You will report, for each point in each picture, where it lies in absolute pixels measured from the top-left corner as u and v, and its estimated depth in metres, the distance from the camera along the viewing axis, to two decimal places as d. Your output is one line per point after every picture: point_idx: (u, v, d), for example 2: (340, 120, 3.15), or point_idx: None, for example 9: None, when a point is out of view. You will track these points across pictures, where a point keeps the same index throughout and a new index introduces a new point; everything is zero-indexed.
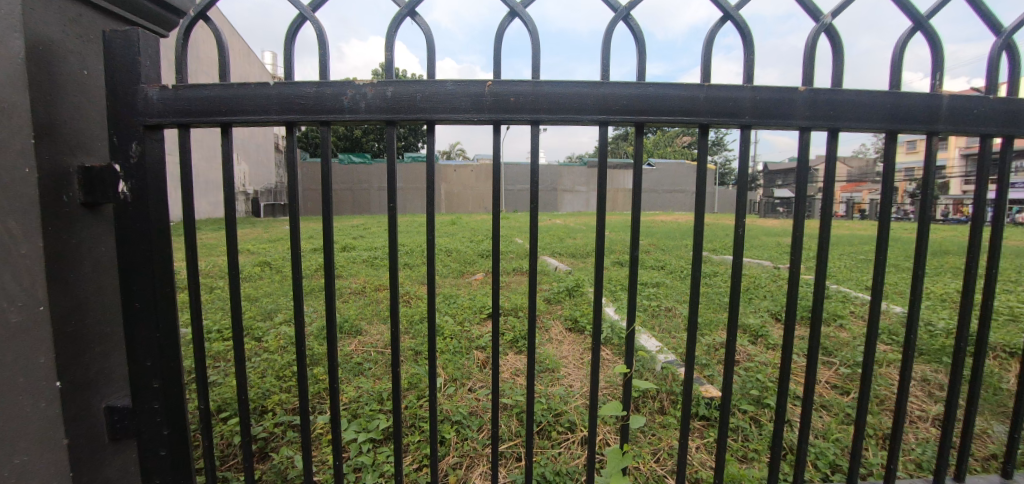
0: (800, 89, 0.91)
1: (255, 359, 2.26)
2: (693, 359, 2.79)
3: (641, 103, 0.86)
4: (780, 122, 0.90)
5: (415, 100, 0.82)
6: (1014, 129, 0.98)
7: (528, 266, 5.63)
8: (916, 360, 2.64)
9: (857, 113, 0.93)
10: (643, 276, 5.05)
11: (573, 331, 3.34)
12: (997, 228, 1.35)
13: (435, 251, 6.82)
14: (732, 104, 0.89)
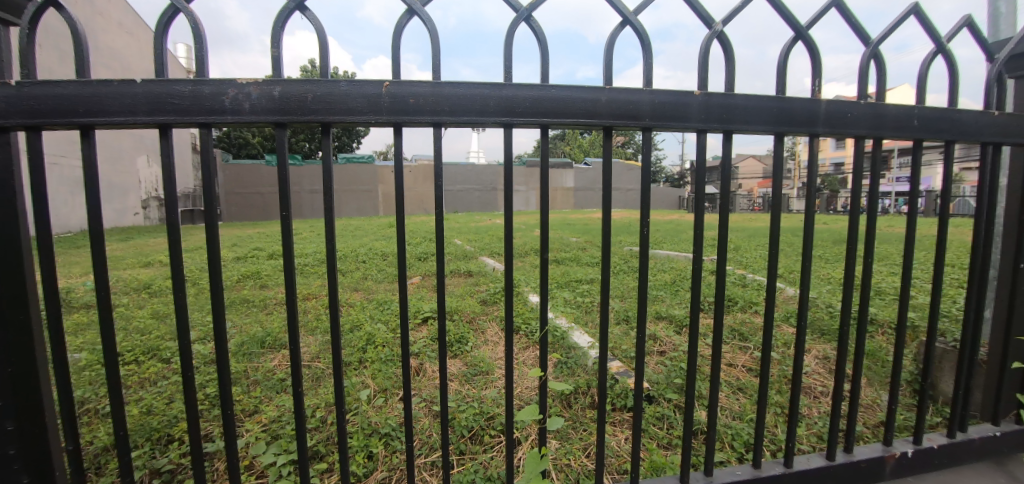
0: (695, 92, 0.92)
1: (161, 382, 1.97)
2: (624, 353, 2.85)
3: (543, 106, 0.83)
4: (679, 125, 0.90)
5: (306, 101, 0.73)
6: (883, 131, 1.05)
7: (466, 268, 5.55)
8: (817, 340, 2.88)
9: (748, 116, 0.96)
10: (578, 273, 5.15)
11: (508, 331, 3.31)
12: (870, 217, 1.47)
13: (370, 255, 6.55)
14: (633, 106, 0.88)
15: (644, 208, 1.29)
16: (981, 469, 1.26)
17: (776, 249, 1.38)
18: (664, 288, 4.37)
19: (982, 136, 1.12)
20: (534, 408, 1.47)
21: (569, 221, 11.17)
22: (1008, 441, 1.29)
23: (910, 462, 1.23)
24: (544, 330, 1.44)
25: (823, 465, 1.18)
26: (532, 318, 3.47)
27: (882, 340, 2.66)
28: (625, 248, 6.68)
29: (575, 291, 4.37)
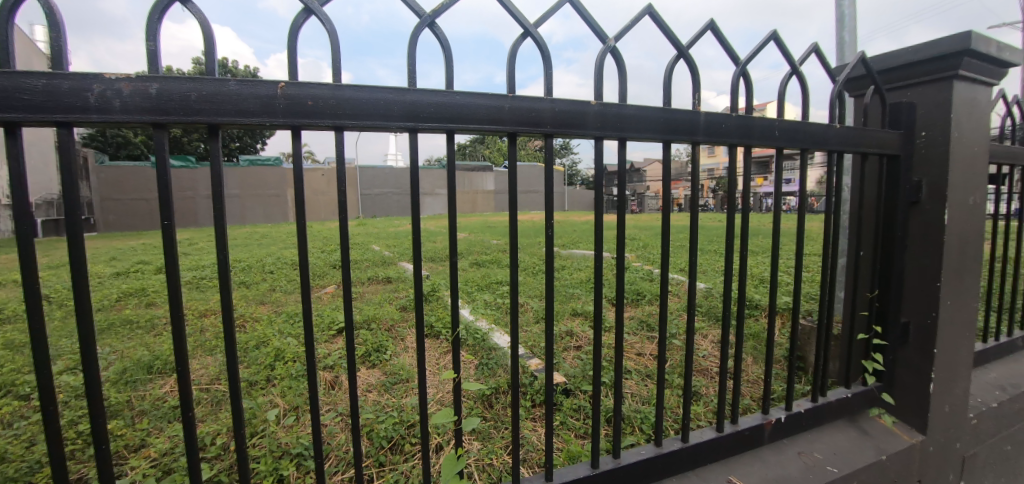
0: (592, 103, 0.98)
1: (16, 424, 1.68)
2: (542, 351, 2.96)
3: (448, 111, 0.83)
4: (578, 132, 0.96)
5: (188, 99, 0.67)
6: (749, 140, 1.21)
7: (385, 274, 5.39)
8: (711, 326, 3.22)
9: (638, 126, 1.04)
10: (498, 275, 5.22)
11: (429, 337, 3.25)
12: (743, 213, 1.69)
13: (279, 265, 6.11)
14: (535, 114, 0.91)
15: (549, 210, 1.34)
16: (839, 425, 1.51)
17: (669, 244, 1.50)
18: (580, 286, 4.59)
19: (828, 145, 1.35)
20: (450, 410, 1.48)
21: (491, 224, 11.30)
22: (857, 400, 1.56)
23: (783, 426, 1.43)
24: (458, 332, 1.45)
25: (714, 437, 1.33)
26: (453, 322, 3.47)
27: (761, 321, 3.04)
28: (543, 249, 6.92)
29: (495, 293, 4.43)
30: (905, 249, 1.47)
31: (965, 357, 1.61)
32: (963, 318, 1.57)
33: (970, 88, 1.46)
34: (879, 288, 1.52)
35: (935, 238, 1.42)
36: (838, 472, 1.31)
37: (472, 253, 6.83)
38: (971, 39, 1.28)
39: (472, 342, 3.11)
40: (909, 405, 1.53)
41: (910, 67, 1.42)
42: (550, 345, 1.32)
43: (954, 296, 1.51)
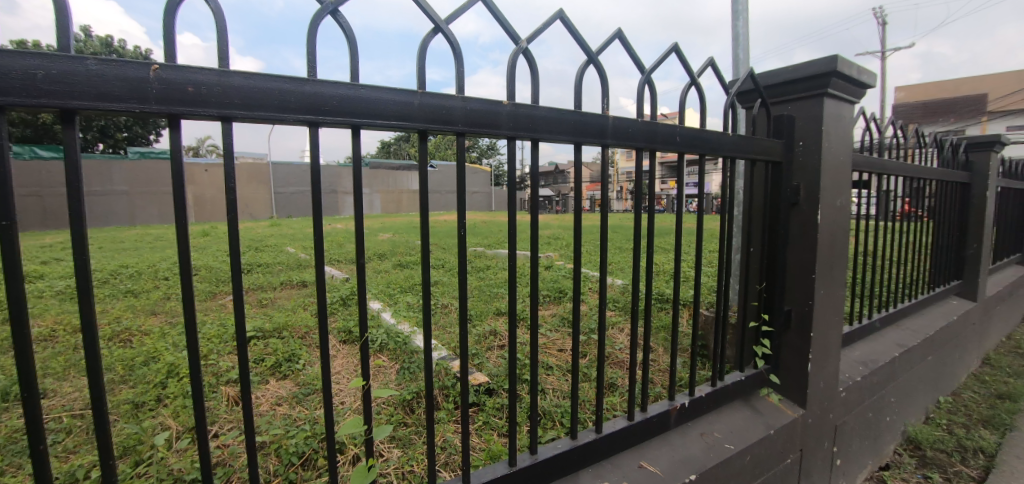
0: (504, 102, 0.89)
1: None
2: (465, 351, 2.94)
3: (354, 105, 0.71)
4: (491, 132, 0.87)
5: (32, 78, 0.52)
6: (653, 145, 1.28)
7: (299, 278, 5.04)
8: (626, 320, 3.40)
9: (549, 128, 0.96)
10: (422, 276, 5.09)
11: (347, 342, 3.07)
12: (648, 212, 1.79)
13: (175, 270, 5.47)
14: (446, 111, 0.81)
15: (461, 209, 1.27)
16: (735, 406, 1.66)
17: (583, 242, 1.52)
18: (505, 285, 4.62)
19: (722, 151, 1.47)
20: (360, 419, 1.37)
21: (417, 224, 11.07)
22: (749, 382, 1.73)
23: (687, 410, 1.54)
24: (365, 337, 1.36)
25: (626, 426, 1.38)
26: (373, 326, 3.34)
27: (672, 313, 3.24)
28: (469, 249, 6.91)
29: (419, 295, 4.30)
30: (784, 245, 1.69)
31: (836, 338, 1.84)
32: (835, 305, 1.79)
33: (837, 105, 1.68)
34: (766, 281, 1.74)
35: (809, 236, 1.64)
36: (735, 449, 1.44)
37: (395, 255, 6.63)
38: (834, 64, 1.51)
39: (390, 346, 2.99)
40: (793, 383, 1.72)
41: (790, 83, 1.66)
42: (464, 343, 1.25)
43: (827, 286, 1.73)
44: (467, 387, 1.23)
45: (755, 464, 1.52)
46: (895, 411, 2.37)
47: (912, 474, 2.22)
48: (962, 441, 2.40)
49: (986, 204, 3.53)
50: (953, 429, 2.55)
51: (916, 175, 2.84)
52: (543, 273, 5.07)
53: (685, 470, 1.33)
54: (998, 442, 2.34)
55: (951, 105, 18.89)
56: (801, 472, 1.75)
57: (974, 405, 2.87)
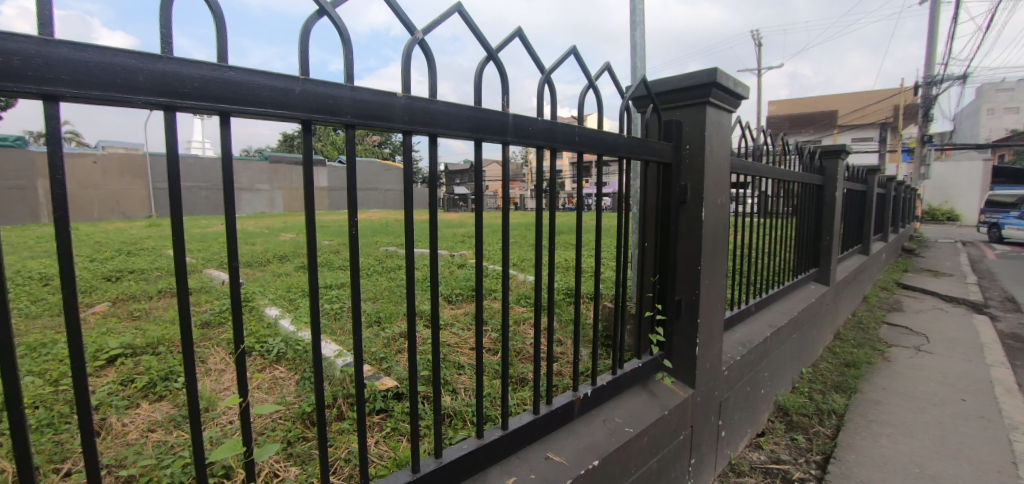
0: (398, 94, 0.77)
1: None
2: (371, 356, 2.78)
3: (228, 89, 0.57)
4: (386, 128, 0.75)
5: None
6: (553, 144, 1.30)
7: (181, 284, 4.45)
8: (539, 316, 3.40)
9: (450, 123, 0.84)
10: (328, 278, 4.77)
11: (238, 355, 2.73)
12: (549, 209, 1.84)
13: (12, 279, 4.52)
14: (333, 101, 0.68)
15: (351, 206, 1.16)
16: (634, 391, 1.76)
17: (494, 239, 1.48)
18: (417, 285, 4.48)
19: (618, 151, 1.53)
20: (238, 441, 1.16)
21: (326, 224, 10.46)
22: (645, 368, 1.83)
23: (589, 399, 1.58)
24: (238, 346, 1.15)
25: (531, 420, 1.38)
26: (267, 335, 2.99)
27: (585, 307, 3.29)
28: (381, 249, 6.67)
29: (324, 297, 4.00)
30: (675, 240, 1.83)
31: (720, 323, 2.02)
32: (717, 294, 1.98)
33: (718, 113, 1.84)
34: (659, 273, 1.87)
35: (695, 231, 1.80)
36: (634, 431, 1.52)
37: (296, 256, 6.15)
38: (714, 77, 1.67)
39: (287, 356, 2.67)
40: (683, 366, 1.86)
41: (678, 91, 1.80)
42: (356, 344, 1.15)
43: (710, 276, 1.90)
44: (361, 392, 1.13)
45: (652, 445, 1.61)
46: (768, 384, 2.68)
47: (781, 437, 2.53)
48: (819, 405, 2.79)
49: (835, 203, 4.14)
50: (813, 395, 2.96)
51: (784, 177, 3.23)
52: (457, 272, 5.05)
53: (589, 456, 1.37)
54: (846, 404, 2.79)
55: (810, 119, 22.03)
56: (692, 447, 1.90)
57: (828, 373, 3.37)
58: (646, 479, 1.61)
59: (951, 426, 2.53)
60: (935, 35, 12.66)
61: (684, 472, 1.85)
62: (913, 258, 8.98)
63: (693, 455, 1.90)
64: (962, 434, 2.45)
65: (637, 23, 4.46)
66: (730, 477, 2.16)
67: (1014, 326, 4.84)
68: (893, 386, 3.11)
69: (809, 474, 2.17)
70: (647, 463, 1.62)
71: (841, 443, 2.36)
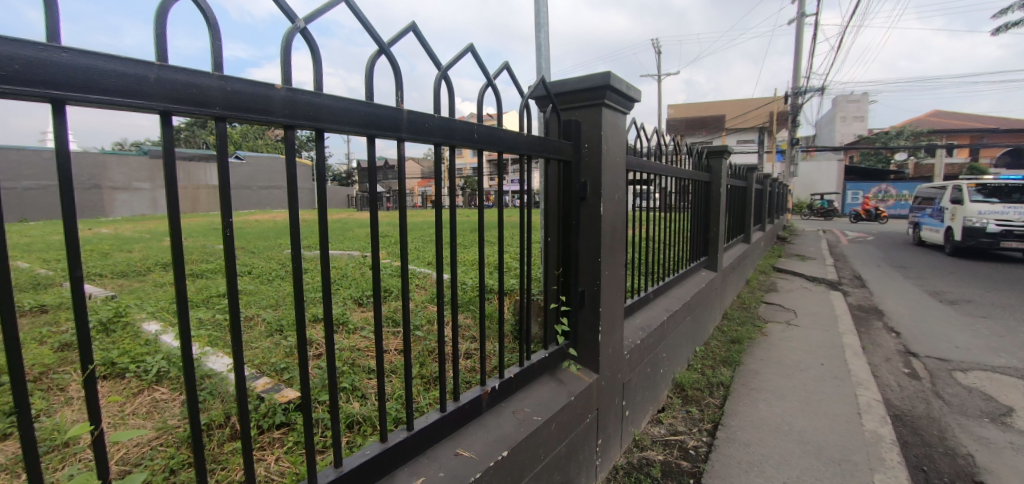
0: (277, 85, 0.70)
1: None
2: (270, 367, 2.56)
3: (59, 71, 0.49)
4: (264, 121, 0.68)
5: None
6: (452, 141, 1.29)
7: (30, 300, 3.74)
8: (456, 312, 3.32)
9: (339, 117, 0.79)
10: (221, 286, 4.31)
11: (105, 379, 2.30)
12: (452, 207, 1.82)
13: None
14: (200, 92, 0.60)
15: (225, 206, 1.04)
16: (542, 380, 1.82)
17: (403, 238, 1.42)
18: (326, 290, 4.22)
19: (519, 149, 1.57)
20: (90, 472, 0.94)
21: (222, 225, 9.50)
22: (552, 358, 1.90)
23: (496, 393, 1.60)
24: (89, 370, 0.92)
25: (438, 418, 1.37)
26: (145, 354, 2.51)
27: (498, 303, 3.33)
28: (285, 253, 6.23)
29: (214, 308, 3.59)
30: (576, 235, 1.93)
31: (620, 310, 2.17)
32: (616, 284, 2.13)
33: (612, 115, 1.98)
34: (562, 266, 1.95)
35: (595, 225, 1.91)
36: (542, 419, 1.58)
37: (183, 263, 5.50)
38: (608, 80, 1.79)
39: (171, 376, 2.27)
40: (587, 354, 1.98)
41: (575, 93, 1.89)
42: (236, 351, 1.03)
43: (609, 267, 2.03)
44: (245, 403, 1.02)
45: (559, 431, 1.69)
46: (665, 364, 2.91)
47: (678, 411, 2.76)
48: (709, 379, 3.11)
49: (720, 198, 4.62)
50: (705, 370, 3.29)
51: (678, 174, 3.54)
52: (369, 273, 4.87)
53: (497, 448, 1.40)
54: (731, 376, 3.14)
55: (704, 122, 24.28)
56: (598, 429, 2.01)
57: (717, 349, 3.75)
58: (555, 463, 1.68)
59: (813, 387, 2.97)
60: (800, 52, 14.60)
61: (592, 453, 1.96)
62: (785, 245, 10.34)
63: (599, 436, 2.02)
64: (821, 393, 2.88)
65: (541, 25, 4.63)
66: (633, 452, 2.31)
67: (859, 299, 5.78)
68: (768, 357, 3.56)
69: (701, 441, 2.42)
70: (556, 448, 1.69)
71: (727, 410, 2.66)
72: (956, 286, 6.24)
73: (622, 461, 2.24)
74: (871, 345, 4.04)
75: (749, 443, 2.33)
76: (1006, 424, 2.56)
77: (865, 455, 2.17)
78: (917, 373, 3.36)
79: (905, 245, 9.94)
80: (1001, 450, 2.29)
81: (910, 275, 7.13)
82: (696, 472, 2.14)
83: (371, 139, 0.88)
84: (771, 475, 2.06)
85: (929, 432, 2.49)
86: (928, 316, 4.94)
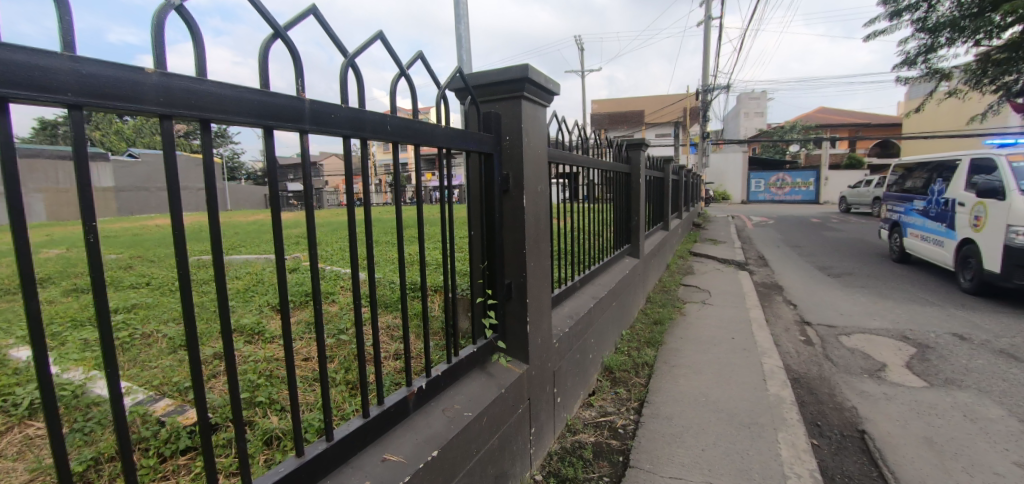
0: (153, 69, 0.60)
1: None
2: (170, 389, 2.25)
3: None
4: (138, 112, 0.58)
5: None
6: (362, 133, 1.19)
7: None
8: (383, 313, 3.17)
9: (226, 107, 0.68)
10: (110, 300, 3.76)
11: None
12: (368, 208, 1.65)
13: None
14: (44, 75, 0.49)
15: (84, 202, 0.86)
16: (473, 375, 1.79)
17: (317, 239, 1.30)
18: (237, 298, 3.84)
19: (436, 141, 1.50)
20: None
21: (111, 233, 8.37)
22: (481, 351, 1.87)
23: (422, 394, 1.53)
24: None
25: (361, 424, 1.28)
26: (13, 385, 2.11)
27: (429, 301, 3.28)
28: (190, 260, 5.63)
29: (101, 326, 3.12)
30: (500, 228, 1.91)
31: (546, 299, 2.19)
32: (542, 274, 2.15)
33: (532, 108, 1.99)
34: (487, 260, 1.92)
35: (518, 218, 1.91)
36: (472, 415, 1.55)
37: (61, 277, 4.76)
38: (525, 72, 1.78)
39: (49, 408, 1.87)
40: (515, 345, 1.97)
41: (494, 85, 1.87)
42: (108, 373, 0.83)
43: (534, 259, 2.05)
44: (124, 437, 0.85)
45: (491, 425, 1.67)
46: (594, 349, 3.00)
47: (607, 393, 2.87)
48: (635, 360, 3.26)
49: (639, 187, 4.87)
50: (631, 352, 3.44)
51: (600, 165, 3.66)
52: (288, 276, 4.56)
53: (427, 449, 1.34)
54: (654, 356, 3.32)
55: (625, 117, 25.47)
56: (531, 418, 2.01)
57: (642, 331, 3.94)
58: (488, 458, 1.65)
59: (725, 359, 3.23)
60: (708, 53, 15.72)
61: (525, 443, 1.96)
62: (700, 231, 11.17)
63: (532, 425, 2.03)
64: (732, 364, 3.13)
65: (461, 16, 4.59)
66: (567, 437, 2.36)
67: (764, 277, 6.38)
68: (686, 335, 3.82)
69: (628, 420, 2.53)
70: (488, 441, 1.66)
71: (652, 388, 2.80)
72: (839, 261, 7.11)
73: (555, 447, 2.28)
74: (773, 318, 4.48)
75: (672, 417, 2.46)
76: (881, 378, 2.94)
77: (770, 417, 2.39)
78: (811, 340, 3.76)
79: (798, 227, 11.15)
80: (877, 401, 2.62)
81: (803, 253, 8.00)
82: (624, 449, 2.23)
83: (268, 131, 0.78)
84: (691, 444, 2.19)
85: (821, 391, 2.80)
86: (818, 288, 5.57)
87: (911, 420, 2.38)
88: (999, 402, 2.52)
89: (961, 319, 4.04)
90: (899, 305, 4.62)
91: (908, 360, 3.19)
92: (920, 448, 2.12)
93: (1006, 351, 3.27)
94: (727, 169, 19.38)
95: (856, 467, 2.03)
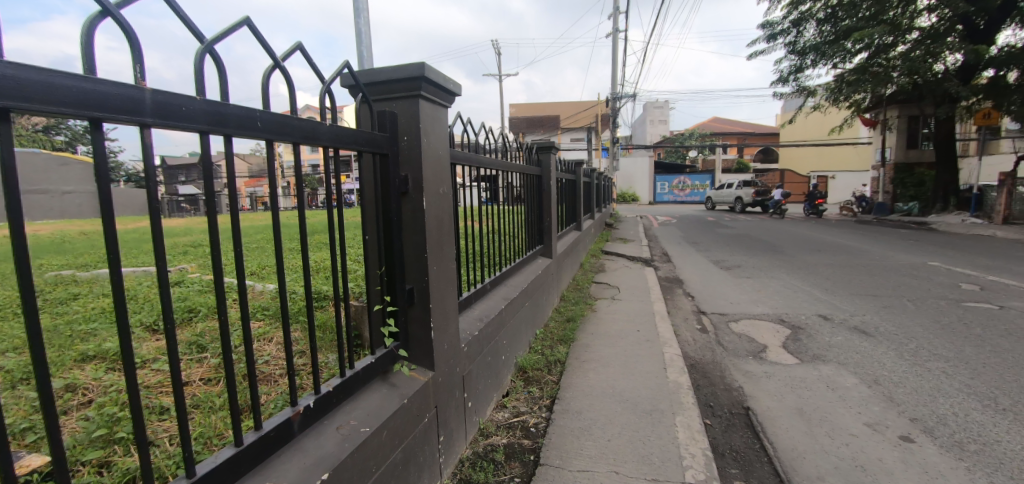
0: None
1: None
2: None
3: None
4: None
5: None
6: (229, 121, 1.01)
7: None
8: (282, 328, 2.88)
9: (28, 92, 0.52)
10: None
11: None
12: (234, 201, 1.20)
13: None
14: None
15: None
16: (373, 387, 1.63)
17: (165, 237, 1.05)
18: (100, 319, 3.22)
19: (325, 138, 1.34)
20: None
21: None
22: (381, 361, 1.71)
23: (313, 412, 1.33)
24: None
25: (233, 454, 1.06)
26: None
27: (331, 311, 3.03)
28: (38, 276, 4.74)
29: None
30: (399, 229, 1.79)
31: (453, 303, 2.08)
32: (446, 277, 2.04)
33: (432, 107, 1.90)
34: (386, 265, 1.77)
35: (418, 219, 1.80)
36: (371, 429, 1.37)
37: None
38: (422, 70, 1.69)
39: None
40: (419, 352, 1.84)
41: (390, 83, 1.77)
42: None
43: (437, 262, 1.94)
44: None
45: (395, 437, 1.51)
46: (507, 350, 2.96)
47: (521, 393, 2.86)
48: (549, 358, 3.30)
49: (550, 189, 4.97)
50: (544, 350, 3.48)
51: (512, 167, 3.65)
52: (168, 291, 4.00)
53: (316, 472, 1.15)
54: (566, 353, 3.39)
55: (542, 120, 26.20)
56: (439, 427, 1.89)
57: (555, 330, 4.01)
58: (391, 473, 1.49)
59: (631, 351, 3.38)
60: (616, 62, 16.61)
61: (434, 452, 1.84)
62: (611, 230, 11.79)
63: (440, 432, 1.90)
64: (636, 355, 3.30)
65: (359, 10, 4.35)
66: (479, 441, 2.29)
67: (667, 272, 6.87)
68: (596, 330, 3.96)
69: (540, 417, 2.54)
70: (392, 455, 1.50)
71: (563, 384, 2.85)
72: (729, 255, 7.87)
73: (467, 453, 2.19)
74: (674, 309, 4.81)
75: (581, 411, 2.51)
76: (762, 358, 3.25)
77: (669, 402, 2.53)
78: (706, 328, 4.08)
79: (696, 225, 12.22)
80: (759, 379, 2.90)
81: (700, 248, 8.76)
82: (536, 447, 2.23)
83: (92, 126, 0.61)
84: (599, 436, 2.24)
85: (714, 374, 3.03)
86: (713, 280, 6.11)
87: (786, 394, 2.65)
88: (853, 373, 2.89)
89: (825, 302, 4.62)
90: (776, 292, 5.19)
91: (784, 341, 3.57)
92: (793, 418, 2.36)
93: (858, 327, 3.78)
94: (635, 172, 20.67)
95: (742, 441, 2.21)
